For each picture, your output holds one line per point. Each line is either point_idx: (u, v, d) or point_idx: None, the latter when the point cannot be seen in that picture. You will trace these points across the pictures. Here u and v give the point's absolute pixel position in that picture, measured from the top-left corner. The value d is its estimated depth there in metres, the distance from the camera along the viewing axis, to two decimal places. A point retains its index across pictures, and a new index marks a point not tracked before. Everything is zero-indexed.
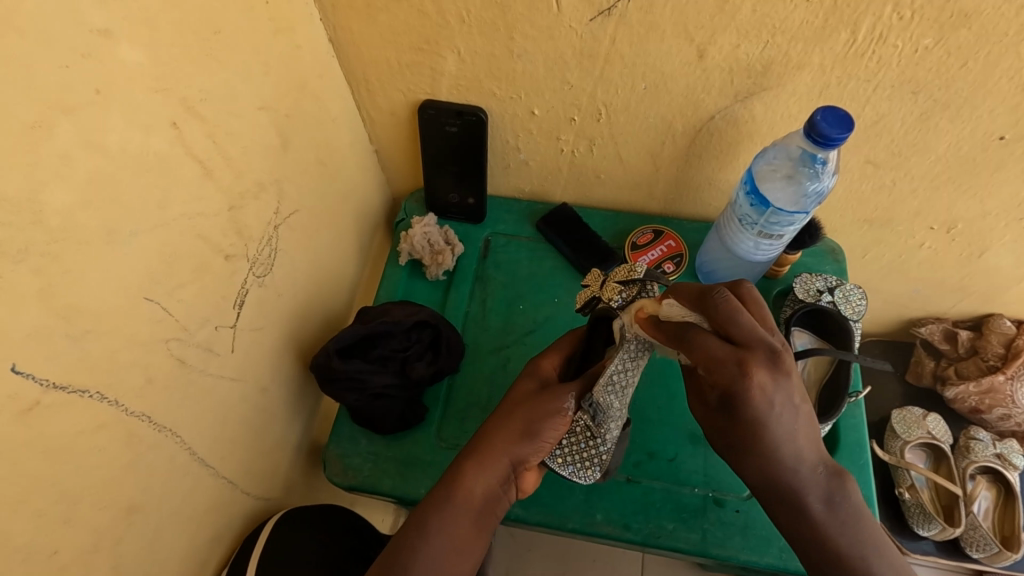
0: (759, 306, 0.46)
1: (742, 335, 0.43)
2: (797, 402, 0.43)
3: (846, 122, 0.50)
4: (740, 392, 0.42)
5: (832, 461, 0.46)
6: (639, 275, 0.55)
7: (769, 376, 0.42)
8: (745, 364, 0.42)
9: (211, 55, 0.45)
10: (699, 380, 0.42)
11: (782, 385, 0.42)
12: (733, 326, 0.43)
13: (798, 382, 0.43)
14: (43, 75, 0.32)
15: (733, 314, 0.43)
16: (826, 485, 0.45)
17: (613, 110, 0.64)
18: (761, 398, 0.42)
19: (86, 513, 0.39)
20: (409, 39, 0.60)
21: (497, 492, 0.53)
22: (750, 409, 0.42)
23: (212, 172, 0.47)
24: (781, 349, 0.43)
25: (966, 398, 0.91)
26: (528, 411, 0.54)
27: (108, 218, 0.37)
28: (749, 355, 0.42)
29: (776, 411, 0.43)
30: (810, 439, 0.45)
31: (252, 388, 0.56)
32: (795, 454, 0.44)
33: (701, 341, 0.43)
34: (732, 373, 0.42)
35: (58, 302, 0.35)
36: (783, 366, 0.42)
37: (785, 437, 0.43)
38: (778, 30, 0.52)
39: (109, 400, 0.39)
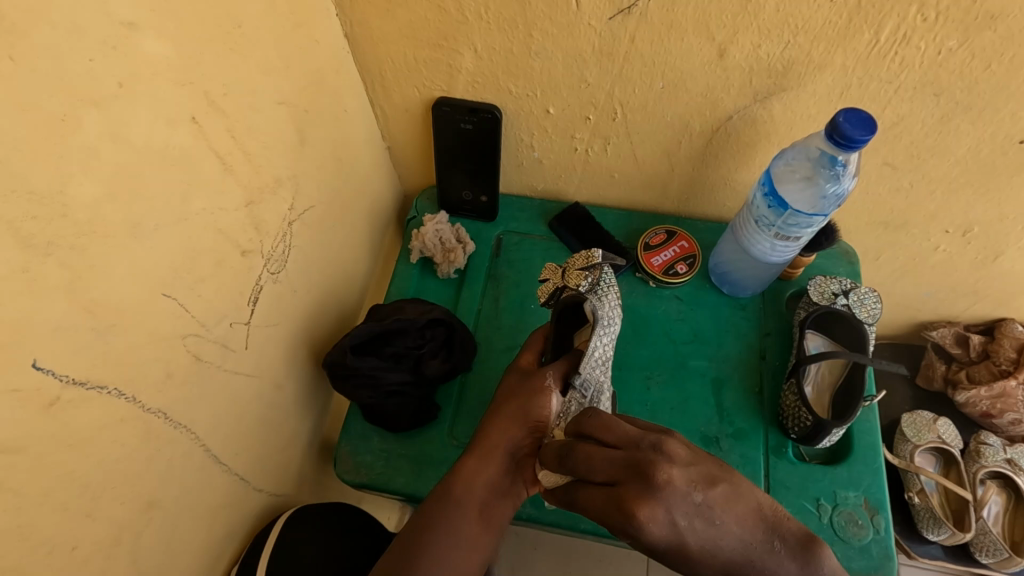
0: (613, 431, 0.44)
1: (609, 476, 0.42)
2: (702, 505, 0.38)
3: (871, 123, 0.50)
4: (633, 530, 0.39)
5: (796, 529, 0.38)
6: (597, 260, 0.59)
7: (658, 508, 0.38)
8: (625, 507, 0.39)
9: (233, 49, 0.44)
10: (603, 511, 0.41)
11: (672, 504, 0.38)
12: (597, 473, 0.42)
13: (684, 485, 0.39)
14: (72, 66, 0.32)
15: (591, 456, 0.42)
16: (790, 565, 0.37)
17: (630, 109, 0.64)
18: (661, 531, 0.38)
19: (106, 508, 0.39)
20: (428, 35, 0.59)
21: (504, 486, 0.53)
22: (652, 540, 0.38)
23: (231, 167, 0.46)
24: (653, 465, 0.40)
25: (977, 402, 0.91)
26: (515, 399, 0.54)
27: (132, 212, 0.37)
28: (626, 492, 0.40)
29: (683, 527, 0.38)
30: (740, 520, 0.38)
31: (266, 384, 0.56)
32: (723, 555, 0.38)
33: (585, 497, 0.43)
34: (618, 516, 0.40)
35: (83, 297, 0.35)
36: (655, 483, 0.39)
37: (710, 535, 0.38)
38: (801, 30, 0.52)
39: (127, 396, 0.39)
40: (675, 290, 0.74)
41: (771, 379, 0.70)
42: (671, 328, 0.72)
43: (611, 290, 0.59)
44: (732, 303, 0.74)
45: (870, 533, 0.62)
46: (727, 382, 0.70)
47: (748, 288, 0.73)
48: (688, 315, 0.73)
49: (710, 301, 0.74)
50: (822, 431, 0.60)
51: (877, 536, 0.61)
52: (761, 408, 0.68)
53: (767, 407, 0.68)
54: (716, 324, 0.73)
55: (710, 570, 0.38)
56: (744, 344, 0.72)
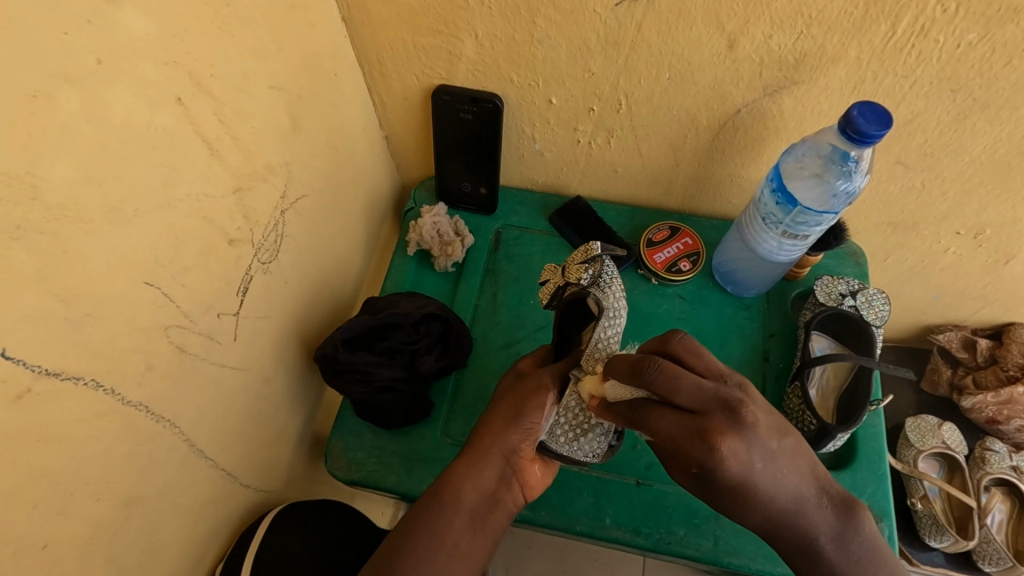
0: (701, 360, 0.44)
1: (690, 401, 0.41)
2: (775, 452, 0.41)
3: (886, 119, 0.48)
4: (711, 464, 0.39)
5: (838, 493, 0.44)
6: (597, 252, 0.57)
7: (743, 445, 0.39)
8: (709, 437, 0.39)
9: (221, 28, 0.43)
10: (678, 434, 0.40)
11: (754, 444, 0.40)
12: (678, 395, 0.41)
13: (766, 433, 0.40)
14: (43, 40, 0.30)
15: (672, 381, 0.41)
16: (835, 520, 0.43)
17: (635, 101, 0.62)
18: (737, 465, 0.39)
19: (82, 504, 0.37)
20: (427, 20, 0.58)
21: (494, 492, 0.51)
22: (727, 476, 0.40)
23: (219, 152, 0.45)
24: (739, 403, 0.40)
25: (982, 408, 0.89)
26: (511, 396, 0.52)
27: (111, 198, 0.35)
28: (710, 423, 0.40)
29: (757, 470, 0.40)
30: (802, 474, 0.42)
31: (256, 378, 0.54)
32: (781, 500, 0.41)
33: (657, 419, 0.41)
34: (698, 445, 0.39)
35: (56, 285, 0.33)
36: (744, 422, 0.40)
37: (773, 485, 0.41)
38: (815, 20, 0.50)
39: (105, 389, 0.37)
40: (678, 289, 0.73)
41: (775, 380, 0.68)
42: (673, 327, 0.71)
43: (615, 282, 0.56)
44: (736, 303, 0.72)
45: None
46: None
47: (753, 287, 0.72)
48: (690, 314, 0.71)
49: (714, 301, 0.72)
50: (826, 435, 0.59)
51: None
52: None
53: None
54: (719, 325, 0.71)
55: (767, 514, 0.42)
56: (747, 345, 0.70)
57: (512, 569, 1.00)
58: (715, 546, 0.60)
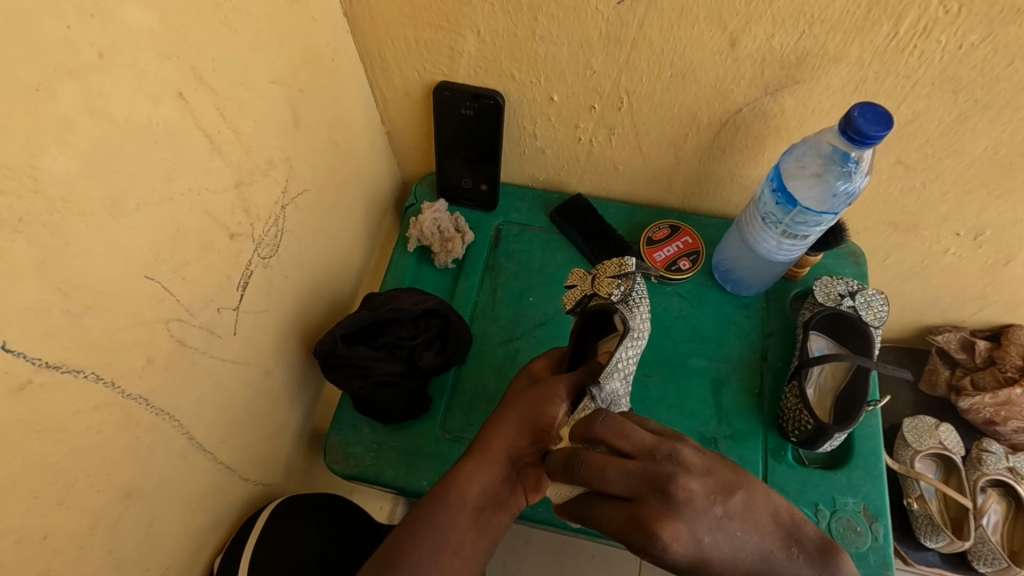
0: (628, 438, 0.41)
1: (624, 489, 0.39)
2: (721, 518, 0.38)
3: (886, 119, 0.48)
4: (655, 552, 0.37)
5: (812, 539, 0.39)
6: (630, 269, 0.58)
7: (682, 525, 0.37)
8: (645, 528, 0.37)
9: (224, 23, 0.43)
10: (621, 527, 0.39)
11: (694, 521, 0.37)
12: (610, 486, 0.40)
13: (705, 502, 0.38)
14: (45, 33, 0.30)
15: (602, 475, 0.40)
16: (810, 573, 0.38)
17: (637, 99, 0.62)
18: (682, 548, 0.37)
19: (82, 495, 0.38)
20: (429, 16, 0.58)
21: (500, 493, 0.51)
22: (676, 560, 0.37)
23: (221, 146, 0.45)
24: (670, 482, 0.38)
25: (980, 409, 0.89)
26: (522, 402, 0.51)
27: (112, 190, 0.36)
28: (645, 512, 0.38)
29: (707, 544, 0.37)
30: (756, 530, 0.39)
31: (255, 372, 0.55)
32: (744, 564, 0.38)
33: (597, 515, 0.41)
34: (638, 536, 0.38)
35: (57, 277, 0.33)
36: (677, 501, 0.38)
37: (731, 552, 0.38)
38: (817, 20, 0.50)
39: (105, 380, 0.38)
40: (678, 287, 0.73)
41: (773, 379, 0.68)
42: (672, 325, 0.71)
43: (642, 302, 0.58)
44: (735, 302, 0.72)
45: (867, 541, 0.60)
46: (728, 382, 0.68)
47: (752, 287, 0.72)
48: (689, 312, 0.72)
49: (713, 299, 0.72)
50: (823, 435, 0.59)
51: (874, 543, 0.60)
52: (762, 409, 0.67)
53: (768, 408, 0.67)
54: (718, 323, 0.71)
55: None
56: (746, 344, 0.70)
57: (508, 564, 1.01)
58: None
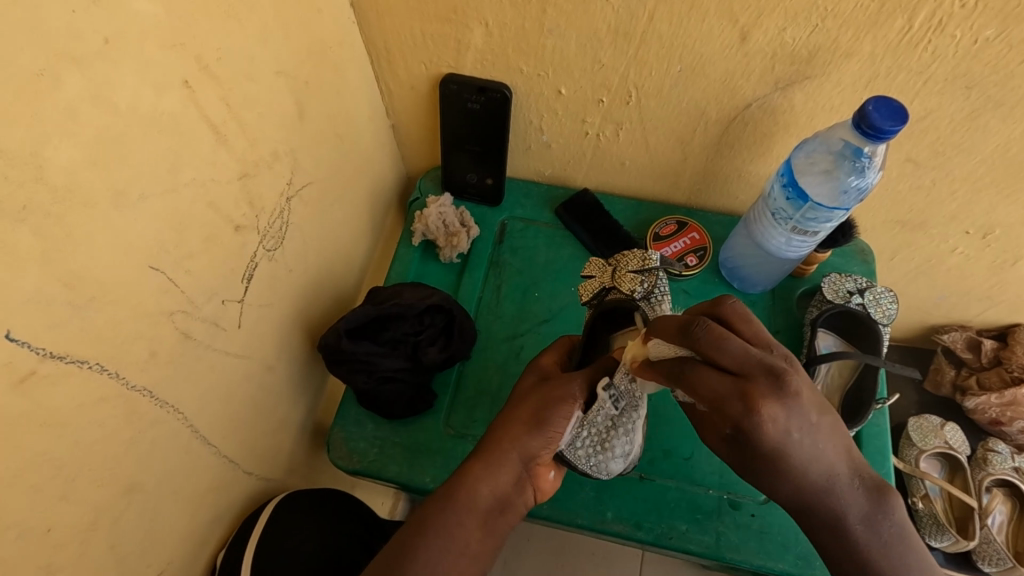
0: (748, 325, 0.43)
1: (734, 362, 0.39)
2: (815, 424, 0.40)
3: (900, 114, 0.48)
4: (749, 425, 0.38)
5: (871, 476, 0.43)
6: (653, 265, 0.57)
7: (783, 411, 0.38)
8: (751, 398, 0.38)
9: (229, 12, 0.42)
10: (716, 395, 0.39)
11: (795, 412, 0.38)
12: (722, 355, 0.39)
13: (808, 402, 0.39)
14: (49, 19, 0.30)
15: (720, 342, 0.39)
16: (865, 504, 0.43)
17: (645, 93, 0.61)
18: (775, 432, 0.39)
19: (84, 489, 0.37)
20: (436, 8, 0.57)
21: (508, 494, 0.50)
22: (764, 441, 0.39)
23: (225, 137, 0.44)
24: (785, 370, 0.39)
25: (986, 409, 0.89)
26: (535, 401, 0.51)
27: (116, 180, 0.35)
28: (753, 388, 0.38)
29: (794, 439, 0.39)
30: (836, 449, 0.42)
31: (258, 366, 0.54)
32: (822, 472, 0.41)
33: (699, 376, 0.40)
34: (738, 405, 0.38)
35: (59, 268, 0.33)
36: (788, 390, 0.38)
37: (816, 454, 0.40)
38: (830, 14, 0.49)
39: (109, 373, 0.37)
40: (684, 284, 0.72)
41: None
42: None
43: (664, 298, 0.57)
44: (741, 299, 0.72)
45: None
46: None
47: (759, 284, 0.71)
48: None
49: (719, 296, 0.72)
50: None
51: None
52: None
53: None
54: None
55: (801, 485, 0.41)
56: None
57: (509, 562, 1.00)
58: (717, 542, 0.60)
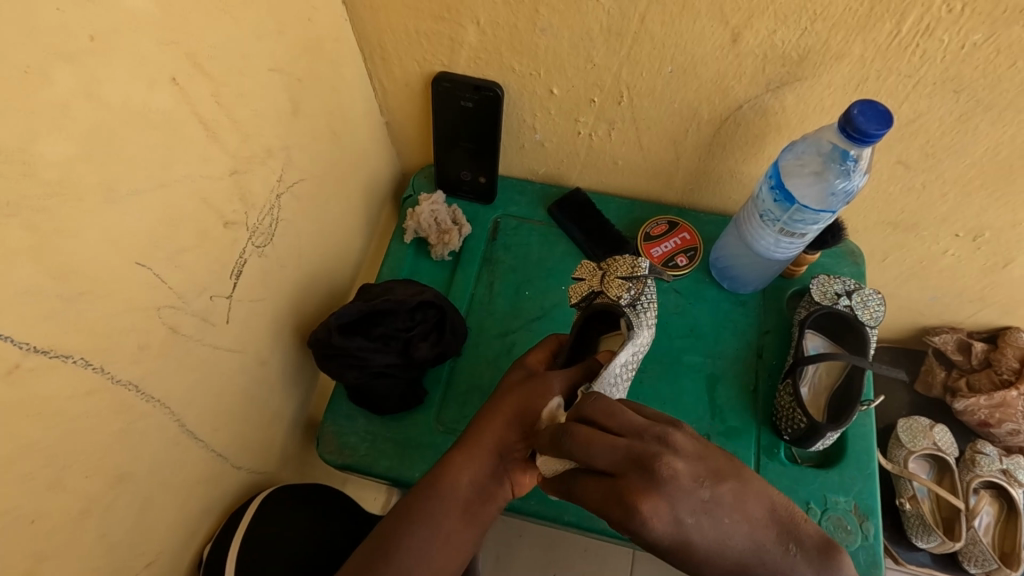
0: (617, 419, 0.40)
1: (609, 464, 0.38)
2: (707, 502, 0.37)
3: (887, 118, 0.48)
4: (634, 528, 0.36)
5: (817, 534, 0.37)
6: (642, 272, 0.56)
7: (663, 502, 0.36)
8: (625, 502, 0.37)
9: (222, 9, 0.42)
10: (604, 499, 0.38)
11: (678, 501, 0.36)
12: (599, 460, 0.38)
13: (689, 482, 0.37)
14: (39, 15, 0.30)
15: (590, 442, 0.39)
16: (806, 570, 0.36)
17: (637, 93, 0.61)
18: (662, 524, 0.36)
19: (73, 480, 0.38)
20: (429, 6, 0.57)
21: (490, 485, 0.51)
22: (654, 540, 0.36)
23: (217, 133, 0.44)
24: (654, 460, 0.37)
25: (975, 411, 0.89)
26: (518, 396, 0.51)
27: (105, 175, 0.35)
28: (627, 486, 0.37)
29: (690, 524, 0.36)
30: (745, 520, 0.37)
31: (249, 360, 0.55)
32: (732, 556, 0.36)
33: (585, 489, 0.40)
34: (617, 510, 0.37)
35: (50, 262, 0.33)
36: (660, 478, 0.36)
37: (716, 540, 0.36)
38: (821, 16, 0.49)
39: (95, 367, 0.37)
40: (674, 283, 0.73)
41: (768, 378, 0.68)
42: (668, 321, 0.71)
43: (650, 307, 0.56)
44: (731, 299, 0.72)
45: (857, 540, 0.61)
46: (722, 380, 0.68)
47: (749, 284, 0.71)
48: (685, 308, 0.71)
49: (710, 296, 0.72)
50: (816, 433, 0.59)
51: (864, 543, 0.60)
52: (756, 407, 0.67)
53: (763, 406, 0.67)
54: (715, 320, 0.71)
55: (716, 574, 0.36)
56: (742, 342, 0.70)
57: (502, 557, 1.01)
58: None
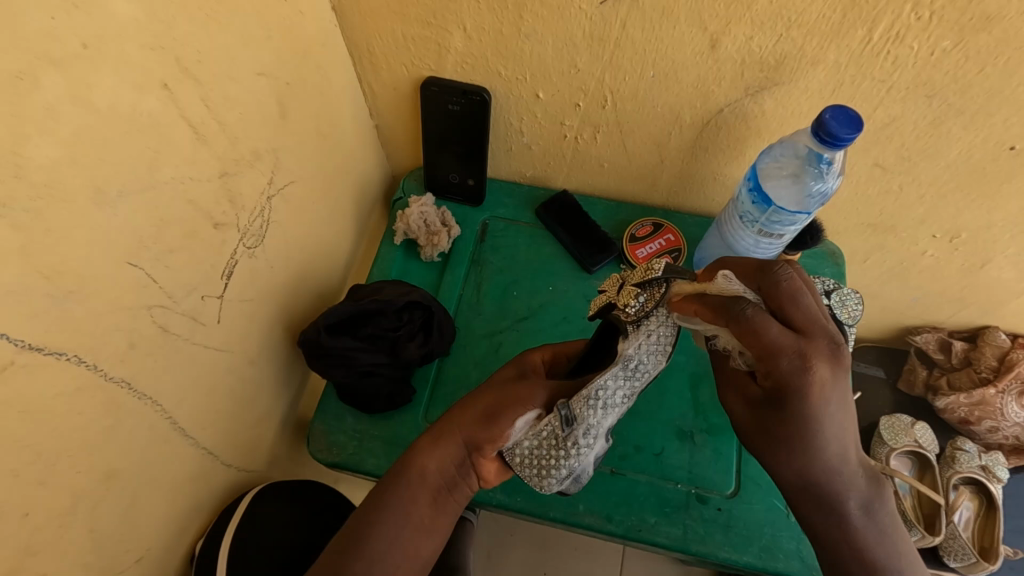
0: (797, 303, 0.43)
1: (801, 320, 0.43)
2: (839, 401, 0.42)
3: (857, 122, 0.49)
4: (787, 381, 0.41)
5: (872, 465, 0.45)
6: (659, 279, 0.46)
7: (823, 373, 0.41)
8: (806, 357, 0.41)
9: (211, 15, 0.43)
10: (769, 350, 0.41)
11: (838, 378, 0.41)
12: (773, 327, 0.41)
13: (834, 374, 0.41)
14: (29, 22, 0.31)
15: (794, 295, 0.43)
16: (864, 490, 0.44)
17: (621, 97, 0.63)
18: (815, 393, 0.41)
19: (62, 475, 0.38)
20: (416, 12, 0.58)
21: (454, 475, 0.51)
22: (799, 400, 0.41)
23: (206, 137, 0.45)
24: (841, 343, 0.42)
25: (956, 408, 0.92)
26: (494, 397, 0.51)
27: (94, 179, 0.36)
28: (811, 347, 0.41)
29: (824, 412, 0.42)
30: (853, 435, 0.44)
31: (239, 359, 0.56)
32: (828, 451, 0.43)
33: (763, 325, 0.41)
34: (786, 360, 0.41)
35: (40, 262, 0.34)
36: (841, 362, 0.41)
37: (832, 434, 0.42)
38: (794, 23, 0.51)
39: (87, 364, 0.39)
40: None
41: None
42: None
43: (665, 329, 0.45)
44: None
45: None
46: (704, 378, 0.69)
47: None
48: None
49: None
50: None
51: None
52: None
53: None
54: None
55: (811, 460, 0.43)
56: None
57: (494, 555, 1.02)
58: (684, 535, 0.62)
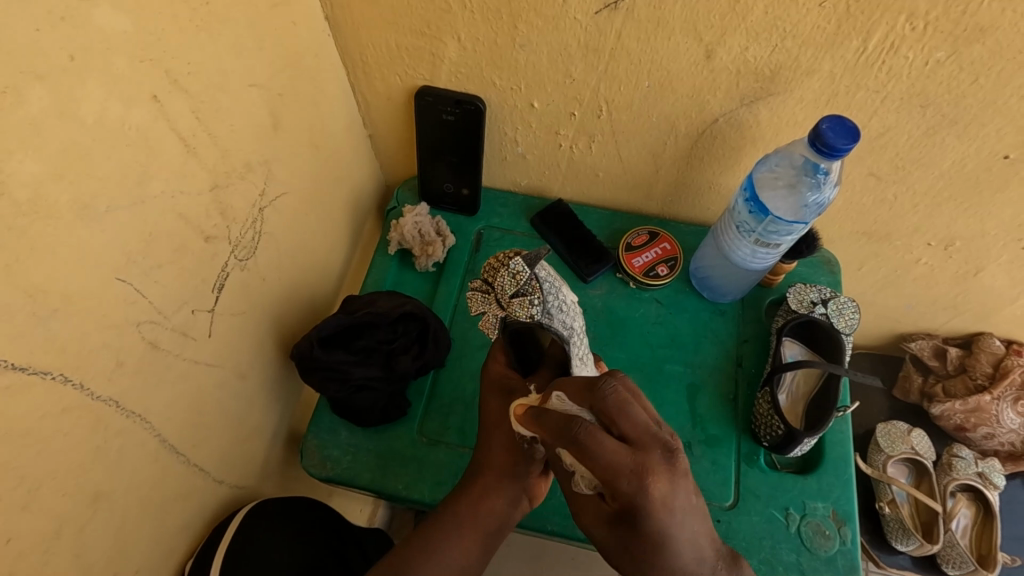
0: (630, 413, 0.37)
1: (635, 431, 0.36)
2: (655, 518, 0.35)
3: (853, 133, 0.49)
4: (637, 498, 0.35)
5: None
6: (528, 272, 0.56)
7: (669, 485, 0.35)
8: (645, 473, 0.35)
9: (202, 26, 0.43)
10: (634, 450, 0.36)
11: (674, 497, 0.36)
12: (625, 417, 0.36)
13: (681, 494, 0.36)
14: (15, 37, 0.30)
15: (625, 407, 0.37)
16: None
17: (616, 107, 0.62)
18: (659, 501, 0.35)
19: (48, 498, 0.37)
20: (410, 22, 0.58)
21: (506, 514, 0.52)
22: (645, 515, 0.35)
23: (196, 149, 0.45)
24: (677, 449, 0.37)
25: (951, 415, 0.92)
26: (507, 434, 0.49)
27: (81, 194, 0.35)
28: (649, 462, 0.35)
29: (661, 531, 0.35)
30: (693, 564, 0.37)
31: (230, 374, 0.55)
32: (686, 573, 0.37)
33: (619, 421, 0.36)
34: (627, 477, 0.35)
35: (24, 280, 0.33)
36: (680, 468, 0.36)
37: (678, 546, 0.36)
38: (789, 34, 0.51)
39: (73, 384, 0.38)
40: (656, 294, 0.74)
41: (747, 385, 0.70)
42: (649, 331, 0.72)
43: (557, 287, 0.57)
44: (712, 309, 0.73)
45: (836, 544, 0.62)
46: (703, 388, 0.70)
47: (728, 294, 0.73)
48: (667, 319, 0.73)
49: (689, 305, 0.73)
50: (792, 440, 0.61)
51: (843, 547, 0.62)
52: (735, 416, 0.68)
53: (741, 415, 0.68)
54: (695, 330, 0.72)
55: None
56: (720, 351, 0.71)
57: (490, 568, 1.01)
58: None
